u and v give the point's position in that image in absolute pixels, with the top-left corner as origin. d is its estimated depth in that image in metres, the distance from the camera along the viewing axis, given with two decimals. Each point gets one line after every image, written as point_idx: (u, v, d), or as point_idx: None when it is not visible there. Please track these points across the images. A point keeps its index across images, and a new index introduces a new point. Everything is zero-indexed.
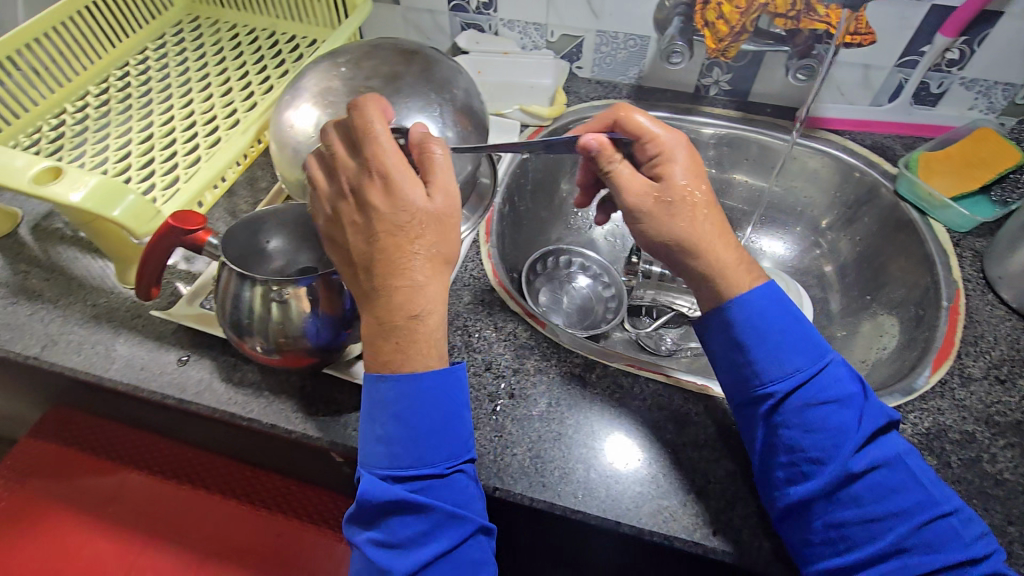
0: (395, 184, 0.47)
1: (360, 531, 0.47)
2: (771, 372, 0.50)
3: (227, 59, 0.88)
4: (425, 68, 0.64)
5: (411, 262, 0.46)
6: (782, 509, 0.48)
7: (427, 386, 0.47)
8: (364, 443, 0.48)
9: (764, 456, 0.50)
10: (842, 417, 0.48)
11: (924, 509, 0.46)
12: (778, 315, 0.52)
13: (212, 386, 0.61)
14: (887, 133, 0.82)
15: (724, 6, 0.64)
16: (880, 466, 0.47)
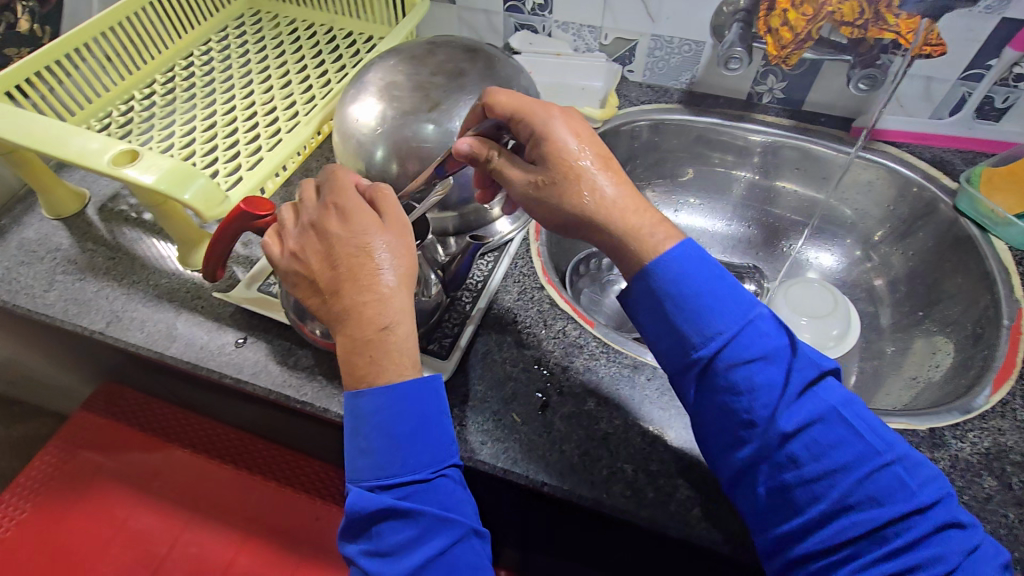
0: (350, 213, 0.49)
1: (353, 543, 0.47)
2: (696, 337, 0.47)
3: (287, 53, 0.91)
4: (487, 66, 0.65)
5: (375, 278, 0.47)
6: (730, 477, 0.46)
7: (403, 394, 0.47)
8: (350, 455, 0.48)
9: (703, 423, 0.48)
10: (770, 373, 0.45)
11: (867, 460, 0.43)
12: (693, 271, 0.48)
13: (267, 368, 0.62)
14: (946, 147, 0.80)
15: (790, 12, 0.64)
16: (818, 421, 0.44)
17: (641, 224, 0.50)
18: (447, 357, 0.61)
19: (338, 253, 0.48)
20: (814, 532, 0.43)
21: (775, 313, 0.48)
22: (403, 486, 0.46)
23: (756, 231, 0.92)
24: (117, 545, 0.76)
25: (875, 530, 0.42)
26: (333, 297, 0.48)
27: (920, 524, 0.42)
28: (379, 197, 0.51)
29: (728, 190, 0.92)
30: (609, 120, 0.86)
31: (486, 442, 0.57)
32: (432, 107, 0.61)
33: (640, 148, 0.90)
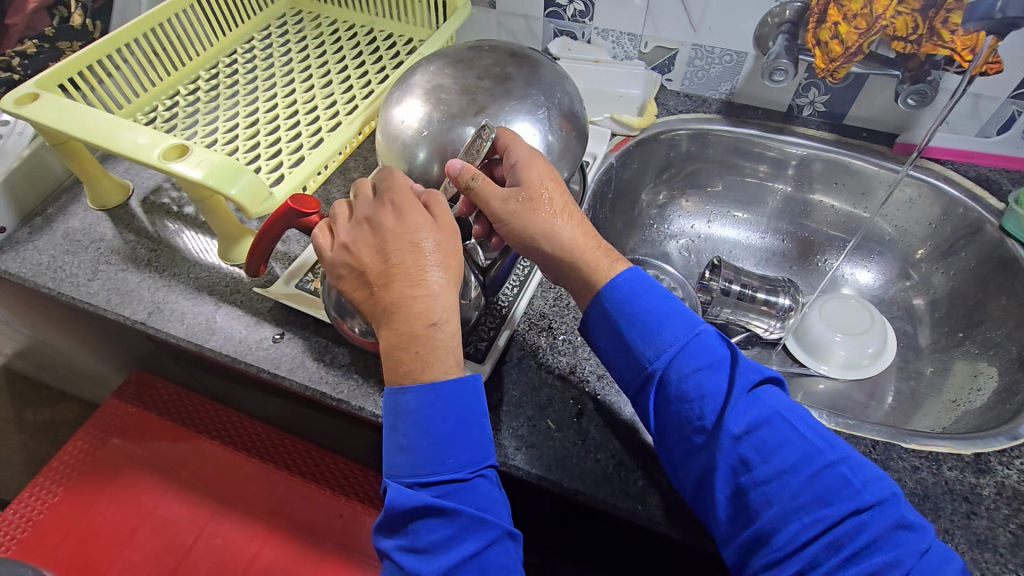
0: (405, 211, 0.50)
1: (386, 538, 0.46)
2: (649, 351, 0.50)
3: (328, 53, 0.92)
4: (533, 72, 0.65)
5: (427, 273, 0.48)
6: (691, 487, 0.47)
7: (445, 393, 0.47)
8: (387, 449, 0.48)
9: (662, 434, 0.50)
10: (715, 380, 0.48)
11: (814, 460, 0.44)
12: (641, 290, 0.52)
13: (304, 364, 0.63)
14: (992, 165, 0.79)
15: (841, 26, 0.63)
16: (764, 424, 0.46)
17: (594, 258, 0.54)
18: (483, 360, 0.61)
19: (391, 246, 0.48)
20: (772, 539, 0.43)
21: (717, 328, 0.52)
22: (440, 484, 0.46)
23: (790, 245, 0.91)
24: (144, 533, 0.77)
25: (824, 529, 0.42)
26: (382, 288, 0.48)
27: (871, 523, 0.42)
28: (431, 200, 0.52)
29: (763, 202, 0.91)
30: (647, 128, 0.86)
31: (520, 448, 0.56)
32: (480, 111, 0.62)
33: (675, 157, 0.89)
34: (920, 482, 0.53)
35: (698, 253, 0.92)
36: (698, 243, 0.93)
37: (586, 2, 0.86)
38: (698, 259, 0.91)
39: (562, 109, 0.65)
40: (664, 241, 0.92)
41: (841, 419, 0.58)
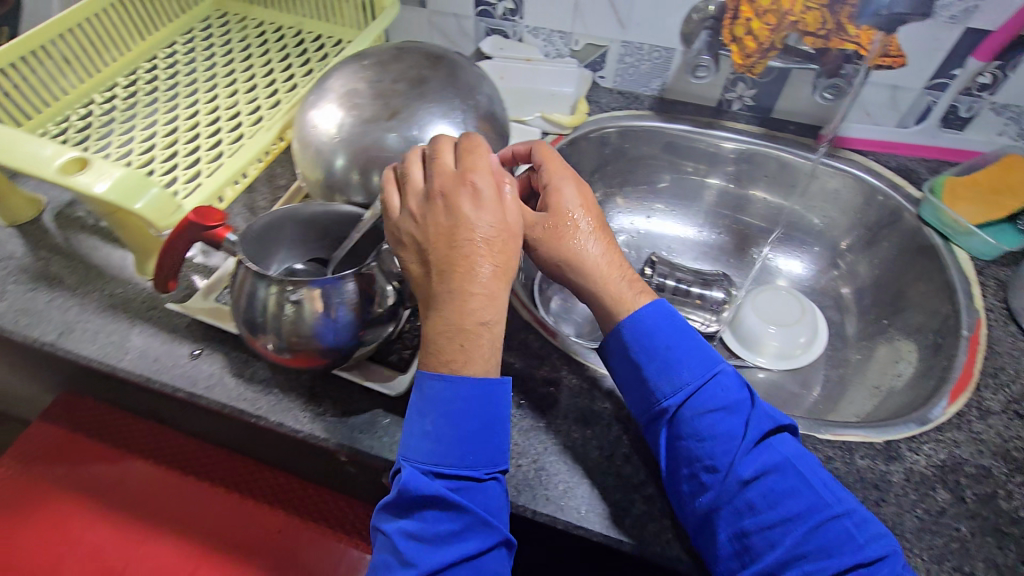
0: (481, 195, 0.48)
1: (386, 520, 0.46)
2: (664, 388, 0.51)
3: (254, 56, 0.89)
4: (451, 74, 0.64)
5: (484, 271, 0.47)
6: (694, 524, 0.48)
7: (482, 393, 0.47)
8: (409, 435, 0.47)
9: (670, 470, 0.50)
10: (729, 423, 0.49)
11: (818, 510, 0.45)
12: (662, 329, 0.53)
13: (222, 381, 0.61)
14: (912, 155, 0.80)
15: (753, 22, 0.63)
16: (772, 470, 0.47)
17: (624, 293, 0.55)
18: (407, 369, 0.60)
19: (461, 234, 0.47)
20: None
21: (737, 370, 0.53)
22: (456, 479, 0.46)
23: (726, 238, 0.92)
24: (71, 562, 0.74)
25: None
26: (440, 277, 0.47)
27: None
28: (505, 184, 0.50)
29: (699, 196, 0.92)
30: (579, 126, 0.86)
31: None
32: (391, 115, 0.60)
33: (610, 155, 0.90)
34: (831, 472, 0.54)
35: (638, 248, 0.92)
36: (638, 237, 0.93)
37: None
38: (639, 255, 0.91)
39: (482, 110, 0.64)
40: None
41: None
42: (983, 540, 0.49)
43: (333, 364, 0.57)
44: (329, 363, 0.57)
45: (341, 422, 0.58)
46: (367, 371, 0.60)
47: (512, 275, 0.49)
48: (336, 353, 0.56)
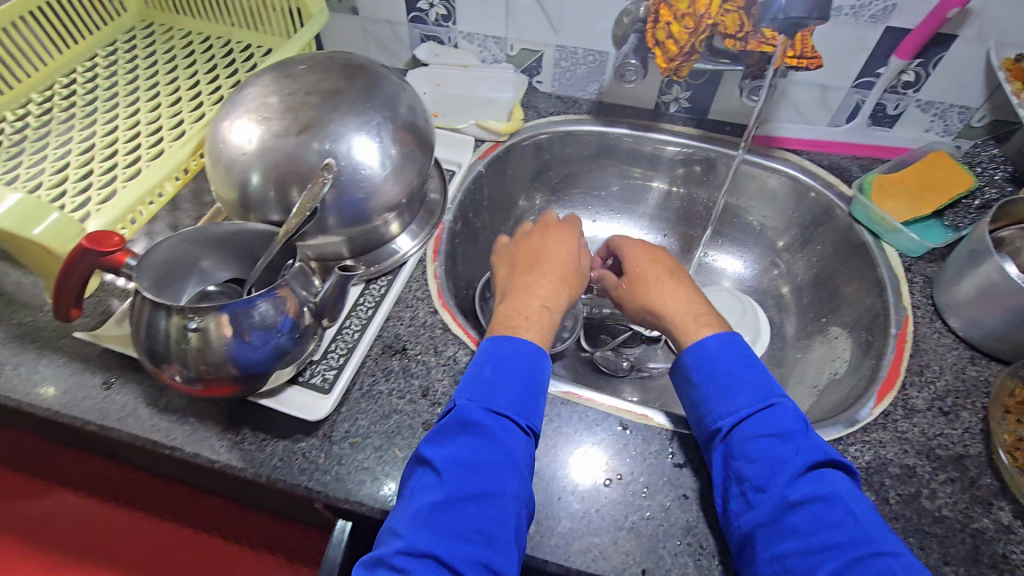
0: (565, 235, 0.67)
1: (431, 447, 0.49)
2: (720, 409, 0.53)
3: (178, 68, 0.86)
4: (368, 85, 0.62)
5: (544, 275, 0.62)
6: (735, 539, 0.48)
7: (531, 353, 0.54)
8: (468, 381, 0.53)
9: (719, 488, 0.50)
10: (779, 447, 0.49)
11: (860, 543, 0.44)
12: (723, 357, 0.55)
13: (136, 412, 0.58)
14: (845, 153, 0.81)
15: (673, 25, 0.63)
16: (817, 499, 0.46)
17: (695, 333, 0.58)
18: (328, 392, 0.58)
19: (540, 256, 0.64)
20: None
21: (798, 406, 0.52)
22: (503, 420, 0.50)
23: (671, 241, 0.92)
24: None
25: None
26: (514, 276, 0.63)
27: None
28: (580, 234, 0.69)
29: (642, 199, 0.93)
30: (516, 133, 0.84)
31: (364, 482, 0.54)
32: (302, 128, 0.57)
33: (551, 160, 0.89)
34: None
35: None
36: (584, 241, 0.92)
37: (447, 5, 0.84)
38: None
39: (402, 121, 0.62)
40: None
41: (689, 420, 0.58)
42: (905, 541, 0.49)
43: (249, 390, 0.55)
44: (244, 389, 0.55)
45: (260, 450, 0.56)
46: (284, 396, 0.58)
47: (569, 288, 0.63)
48: (251, 379, 0.54)
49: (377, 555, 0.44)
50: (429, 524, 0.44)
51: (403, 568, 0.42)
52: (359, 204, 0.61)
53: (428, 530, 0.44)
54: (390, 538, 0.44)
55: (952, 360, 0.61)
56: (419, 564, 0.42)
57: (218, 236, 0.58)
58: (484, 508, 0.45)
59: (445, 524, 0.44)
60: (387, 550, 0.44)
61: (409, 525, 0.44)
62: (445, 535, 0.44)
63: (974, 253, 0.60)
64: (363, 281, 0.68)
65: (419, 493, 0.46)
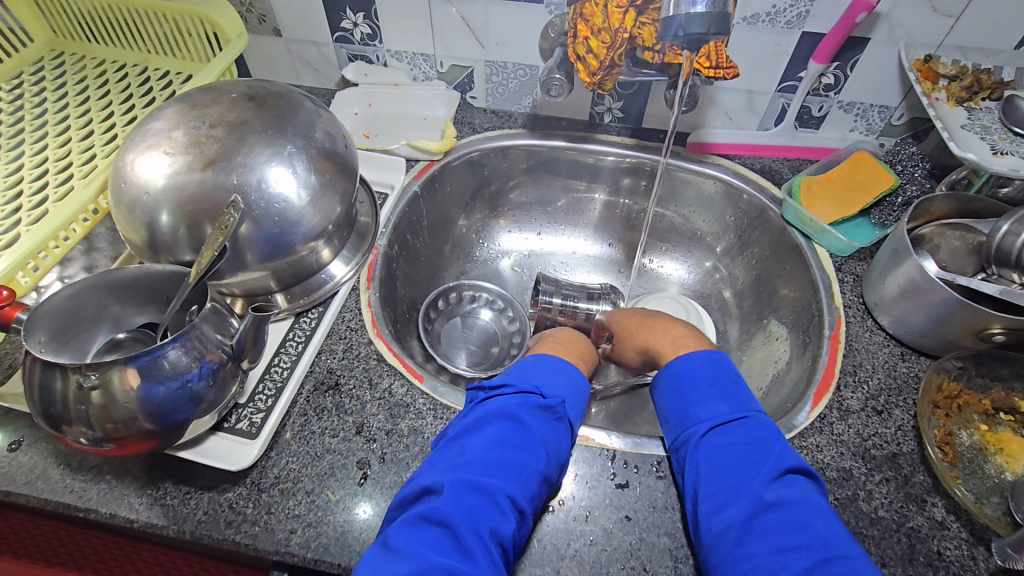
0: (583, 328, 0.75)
1: (524, 407, 0.50)
2: (695, 416, 0.51)
3: (91, 99, 0.80)
4: (280, 115, 0.60)
5: (558, 334, 0.68)
6: (706, 542, 0.45)
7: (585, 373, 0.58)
8: (552, 368, 0.55)
9: (691, 492, 0.49)
10: (750, 451, 0.47)
11: (830, 545, 0.41)
12: (698, 372, 0.54)
13: (45, 474, 0.54)
14: (776, 156, 0.82)
15: (592, 40, 0.64)
16: (791, 502, 0.44)
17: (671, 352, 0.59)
18: (255, 437, 0.55)
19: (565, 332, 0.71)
20: None
21: (775, 422, 0.50)
22: (575, 419, 0.53)
23: (617, 249, 0.93)
24: None
25: None
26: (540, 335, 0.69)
27: None
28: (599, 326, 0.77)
29: (585, 211, 0.93)
30: (449, 151, 0.83)
31: (295, 530, 0.52)
32: (207, 164, 0.54)
33: (490, 176, 0.88)
34: None
35: (529, 266, 0.94)
36: (528, 258, 0.94)
37: (371, 24, 0.82)
38: (530, 273, 0.93)
39: (320, 148, 0.60)
40: (495, 260, 0.93)
41: (630, 438, 0.57)
42: None
43: (167, 443, 0.52)
44: (162, 443, 0.51)
45: (183, 505, 0.53)
46: (206, 446, 0.55)
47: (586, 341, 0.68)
48: (168, 432, 0.50)
49: (473, 483, 0.44)
50: (520, 481, 0.46)
51: (500, 509, 0.43)
52: (279, 238, 0.58)
53: (520, 483, 0.46)
54: (487, 474, 0.45)
55: (883, 358, 0.62)
56: (507, 512, 0.44)
57: (128, 281, 0.55)
58: (544, 490, 0.48)
59: (529, 484, 0.46)
60: (488, 483, 0.44)
61: (504, 472, 0.45)
62: (527, 495, 0.46)
63: (896, 252, 0.61)
64: (292, 315, 0.65)
65: (514, 445, 0.47)
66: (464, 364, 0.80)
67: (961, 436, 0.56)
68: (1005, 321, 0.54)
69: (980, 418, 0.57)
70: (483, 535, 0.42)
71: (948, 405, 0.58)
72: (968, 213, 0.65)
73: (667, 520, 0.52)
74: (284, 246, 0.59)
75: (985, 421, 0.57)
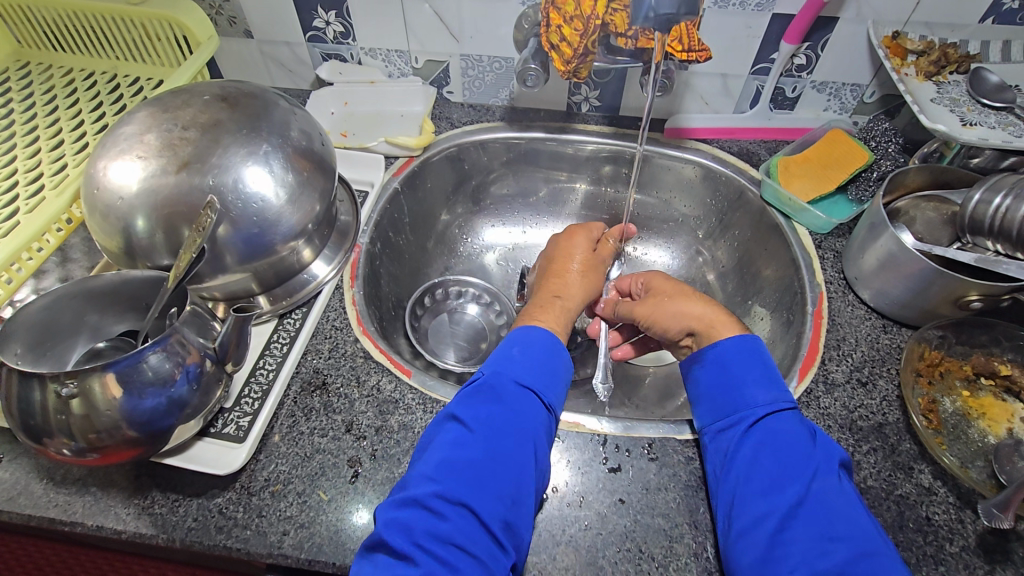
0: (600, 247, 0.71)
1: (464, 406, 0.51)
2: (747, 402, 0.52)
3: (60, 108, 0.78)
4: (253, 114, 0.59)
5: (569, 274, 0.66)
6: (736, 526, 0.46)
7: (555, 338, 0.57)
8: (497, 357, 0.55)
9: (729, 477, 0.49)
10: (803, 444, 0.48)
11: (869, 541, 0.43)
12: (747, 355, 0.54)
13: (28, 489, 0.53)
14: (752, 138, 0.82)
15: (564, 28, 0.64)
16: (832, 496, 0.45)
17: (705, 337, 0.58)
18: (242, 441, 0.55)
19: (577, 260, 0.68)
20: None
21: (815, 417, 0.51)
22: (527, 396, 0.52)
23: None
24: None
25: None
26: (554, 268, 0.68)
27: None
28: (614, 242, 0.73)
29: (567, 201, 0.93)
30: (428, 146, 0.82)
31: (287, 532, 0.51)
32: (181, 166, 0.54)
33: (470, 170, 0.88)
34: (693, 472, 0.54)
35: (514, 259, 0.93)
36: (514, 251, 0.93)
37: (343, 22, 0.81)
38: (516, 266, 0.92)
39: (295, 147, 0.60)
40: (480, 255, 0.93)
41: (621, 421, 0.57)
42: None
43: (153, 451, 0.51)
44: (147, 451, 0.50)
45: (172, 513, 0.52)
46: (193, 452, 0.54)
47: (588, 281, 0.66)
48: (153, 439, 0.49)
49: (407, 497, 0.45)
50: (459, 480, 0.46)
51: (438, 513, 0.44)
52: (257, 238, 0.57)
53: (460, 482, 0.46)
54: (421, 483, 0.46)
55: (866, 331, 0.63)
56: (452, 514, 0.44)
57: (104, 287, 0.53)
58: (516, 473, 0.47)
59: (476, 478, 0.46)
60: (421, 493, 0.45)
61: (440, 475, 0.46)
62: (475, 488, 0.46)
63: (873, 226, 0.62)
64: (275, 316, 0.64)
65: (451, 448, 0.48)
66: (453, 360, 0.79)
67: (944, 403, 0.57)
68: (981, 288, 0.55)
69: (962, 384, 0.58)
70: (422, 543, 0.42)
71: (931, 373, 0.58)
72: (941, 184, 0.66)
73: (661, 501, 0.53)
74: (263, 247, 0.58)
75: (967, 387, 0.58)
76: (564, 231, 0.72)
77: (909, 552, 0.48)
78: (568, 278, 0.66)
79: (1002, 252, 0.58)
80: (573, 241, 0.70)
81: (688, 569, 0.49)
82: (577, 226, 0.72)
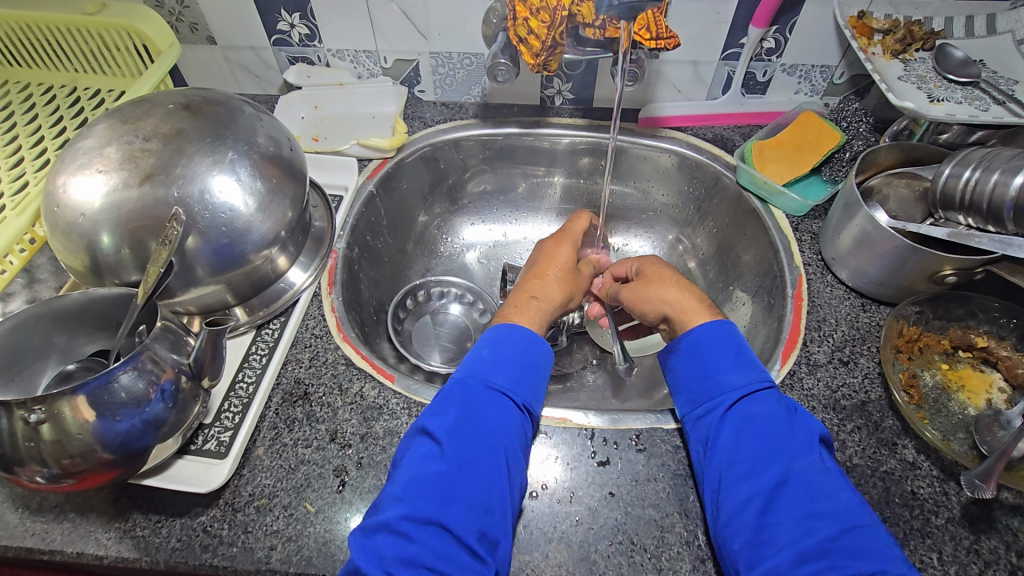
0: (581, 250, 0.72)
1: (434, 419, 0.50)
2: (722, 386, 0.52)
3: (18, 125, 0.76)
4: (217, 122, 0.58)
5: (547, 276, 0.67)
6: (722, 513, 0.46)
7: (528, 337, 0.56)
8: (468, 360, 0.55)
9: (711, 464, 0.49)
10: (779, 424, 0.48)
11: (852, 515, 0.43)
12: (721, 341, 0.54)
13: (3, 518, 0.51)
14: (725, 124, 0.83)
15: (531, 21, 0.64)
16: (812, 474, 0.45)
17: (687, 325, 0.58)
18: (224, 456, 0.54)
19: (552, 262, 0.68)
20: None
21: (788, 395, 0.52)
22: (498, 393, 0.52)
23: None
24: None
25: None
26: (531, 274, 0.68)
27: None
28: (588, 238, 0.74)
29: (545, 195, 0.93)
30: (402, 147, 0.81)
31: (275, 547, 0.50)
32: (144, 178, 0.52)
33: (446, 169, 0.87)
34: (681, 461, 0.54)
35: (495, 256, 0.92)
36: (494, 249, 0.93)
37: (309, 24, 0.79)
38: (497, 264, 0.92)
39: (263, 153, 0.58)
40: (461, 254, 0.92)
41: (608, 415, 0.57)
42: None
43: (133, 472, 0.50)
44: (125, 473, 0.49)
45: (155, 534, 0.51)
46: (174, 471, 0.53)
47: (565, 281, 0.67)
48: (130, 460, 0.48)
49: (375, 522, 0.44)
50: (433, 492, 0.45)
51: (408, 534, 0.43)
52: (228, 249, 0.56)
53: (434, 493, 0.45)
54: (390, 505, 0.45)
55: (846, 310, 0.63)
56: (420, 534, 0.43)
57: (72, 307, 0.52)
58: (491, 475, 0.47)
59: (450, 490, 0.46)
60: (391, 516, 0.44)
61: (412, 491, 0.45)
62: (448, 500, 0.45)
63: (848, 207, 0.62)
64: (253, 328, 0.63)
65: (422, 460, 0.47)
66: (439, 362, 0.78)
67: (925, 377, 0.58)
68: (955, 262, 0.56)
69: (940, 357, 0.59)
70: (393, 570, 0.41)
71: (910, 348, 0.59)
72: (912, 161, 0.66)
73: (650, 492, 0.53)
74: (235, 257, 0.57)
75: (946, 360, 0.59)
76: (549, 239, 0.72)
77: (896, 527, 0.49)
78: (546, 279, 0.66)
79: (973, 225, 0.59)
80: (554, 246, 0.71)
81: (681, 557, 0.49)
82: (562, 234, 0.73)
